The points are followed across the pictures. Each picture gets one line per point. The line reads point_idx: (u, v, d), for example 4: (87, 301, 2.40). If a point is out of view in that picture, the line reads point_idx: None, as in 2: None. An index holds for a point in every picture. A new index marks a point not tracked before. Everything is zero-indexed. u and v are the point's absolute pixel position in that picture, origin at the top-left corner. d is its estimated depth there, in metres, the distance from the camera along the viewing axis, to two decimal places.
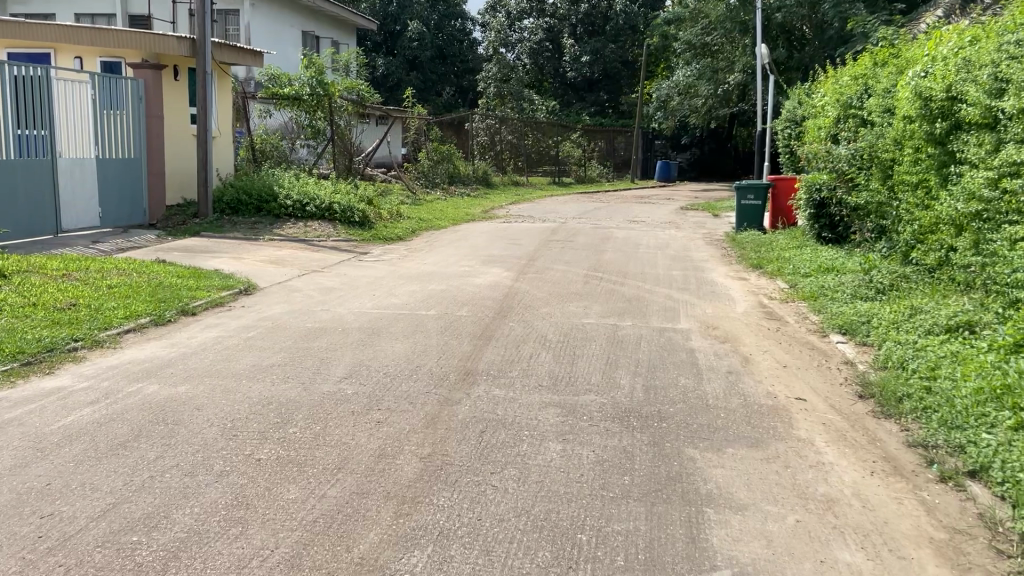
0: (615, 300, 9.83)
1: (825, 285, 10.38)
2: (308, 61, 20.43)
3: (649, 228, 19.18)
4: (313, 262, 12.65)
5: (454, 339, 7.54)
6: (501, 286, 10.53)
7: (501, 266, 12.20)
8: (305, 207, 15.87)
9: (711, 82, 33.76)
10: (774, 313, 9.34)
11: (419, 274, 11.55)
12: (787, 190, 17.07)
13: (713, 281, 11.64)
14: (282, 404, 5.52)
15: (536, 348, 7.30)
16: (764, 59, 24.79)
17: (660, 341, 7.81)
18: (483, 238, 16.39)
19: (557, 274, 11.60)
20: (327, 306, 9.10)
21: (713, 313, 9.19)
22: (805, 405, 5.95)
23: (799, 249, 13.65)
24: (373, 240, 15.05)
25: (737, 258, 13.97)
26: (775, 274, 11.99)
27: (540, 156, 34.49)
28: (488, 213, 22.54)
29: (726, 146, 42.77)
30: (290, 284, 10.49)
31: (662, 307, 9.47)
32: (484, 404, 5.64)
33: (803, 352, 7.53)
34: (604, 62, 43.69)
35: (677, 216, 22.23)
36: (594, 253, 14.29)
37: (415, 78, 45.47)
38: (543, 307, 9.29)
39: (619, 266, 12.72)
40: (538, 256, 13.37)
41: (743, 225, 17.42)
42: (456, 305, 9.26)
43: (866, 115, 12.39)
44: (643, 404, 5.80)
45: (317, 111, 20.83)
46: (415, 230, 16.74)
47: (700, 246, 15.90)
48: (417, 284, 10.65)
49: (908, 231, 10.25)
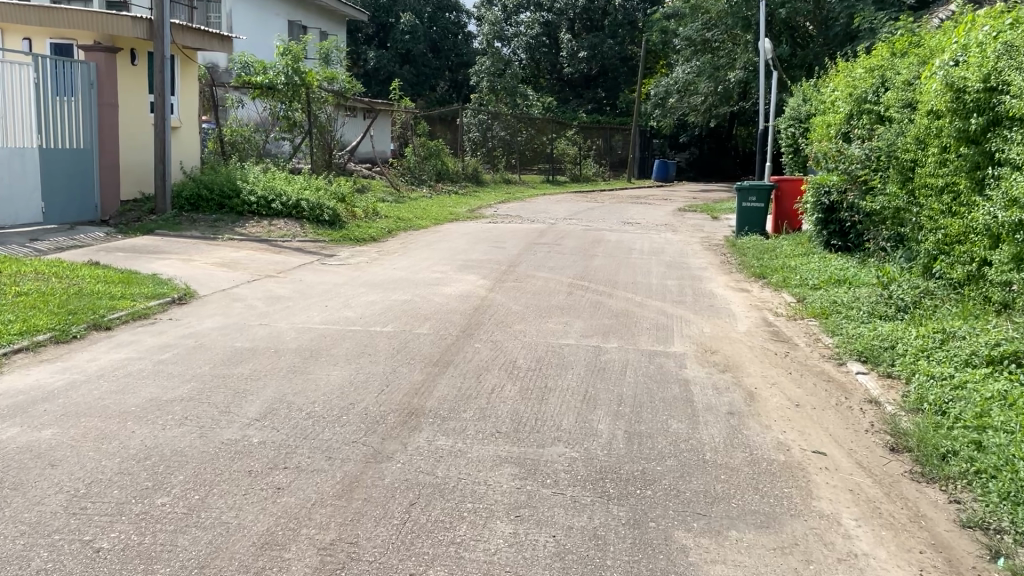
0: (600, 316, 8.66)
1: (838, 301, 9.21)
2: (284, 49, 19.22)
3: (644, 231, 18.03)
4: (270, 265, 11.46)
5: (404, 364, 6.37)
6: (473, 297, 9.38)
7: (477, 273, 11.03)
8: (271, 204, 14.67)
9: (711, 79, 32.55)
10: (780, 333, 8.18)
11: (385, 281, 10.39)
12: (792, 191, 15.98)
13: (711, 293, 10.47)
14: (163, 461, 4.33)
15: (500, 377, 6.12)
16: (767, 54, 23.63)
17: (648, 369, 6.64)
18: (464, 239, 15.24)
19: (538, 283, 10.43)
20: (267, 321, 7.91)
21: (712, 333, 8.02)
22: (827, 463, 4.77)
23: (806, 257, 12.48)
24: (343, 241, 13.88)
25: (738, 266, 12.80)
26: (780, 284, 10.83)
27: (534, 153, 33.36)
28: (474, 211, 21.38)
29: (726, 146, 41.70)
30: (235, 292, 9.34)
31: (652, 324, 8.30)
32: (422, 460, 4.46)
33: (817, 386, 6.35)
34: (601, 58, 42.50)
35: (674, 218, 21.07)
36: (581, 258, 13.14)
37: (408, 72, 44.33)
38: (517, 323, 8.12)
39: (607, 273, 11.57)
40: (520, 261, 12.21)
41: (744, 229, 16.21)
42: (417, 319, 8.10)
43: (883, 111, 11.24)
44: (623, 460, 4.61)
45: (294, 101, 19.62)
46: (390, 230, 15.55)
47: (698, 251, 14.75)
48: (379, 293, 9.48)
49: (931, 240, 9.09)
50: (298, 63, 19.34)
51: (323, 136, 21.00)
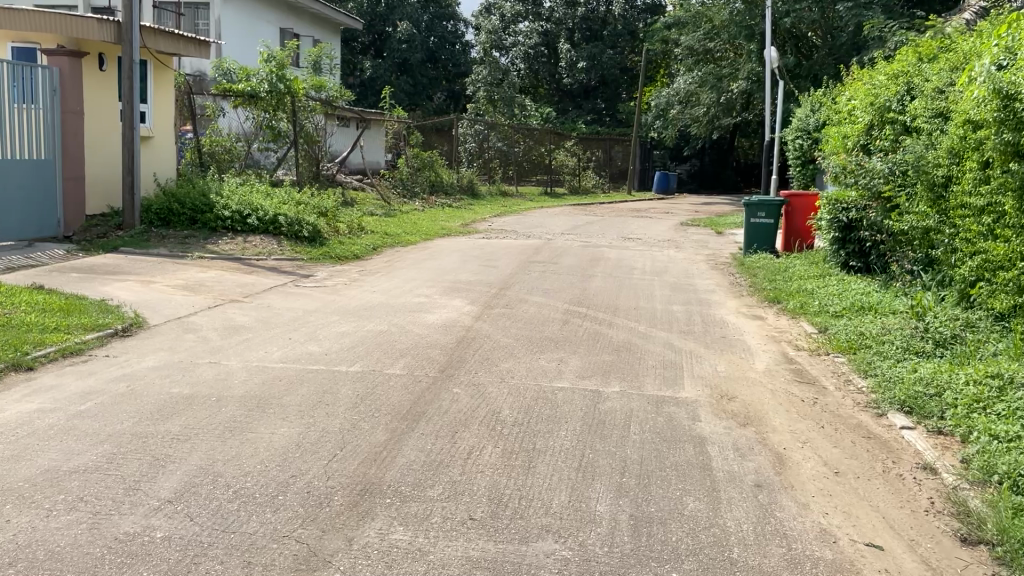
0: (599, 350, 7.66)
1: (865, 332, 8.25)
2: (269, 55, 18.32)
3: (645, 247, 17.06)
4: (238, 288, 10.48)
5: (365, 418, 5.35)
6: (456, 327, 8.41)
7: (465, 297, 10.07)
8: (246, 219, 13.68)
9: (714, 90, 31.64)
10: (804, 373, 7.19)
11: (361, 308, 9.43)
12: (803, 207, 15.05)
13: (722, 320, 9.50)
14: (31, 570, 3.36)
15: (479, 436, 5.12)
16: (773, 64, 22.75)
17: (654, 421, 5.64)
18: (454, 257, 14.29)
19: (531, 310, 9.44)
20: (219, 358, 6.92)
21: (728, 373, 7.02)
22: (886, 563, 3.77)
23: (823, 279, 11.52)
24: (322, 260, 12.90)
25: (749, 288, 11.81)
26: (798, 310, 9.86)
27: (531, 165, 32.43)
28: (467, 226, 20.42)
29: (728, 158, 40.94)
30: (191, 321, 8.39)
31: (658, 362, 7.30)
32: (369, 566, 3.46)
33: (857, 445, 5.35)
34: (601, 68, 41.59)
35: (676, 233, 20.12)
36: (579, 279, 12.17)
37: (404, 82, 43.47)
38: (504, 360, 7.11)
39: (607, 297, 10.60)
40: (512, 284, 11.22)
41: (753, 247, 15.23)
42: (390, 356, 7.09)
43: (909, 121, 10.31)
44: (628, 563, 3.61)
45: (278, 111, 18.69)
46: (376, 247, 14.57)
47: (704, 270, 13.76)
48: (351, 323, 8.47)
49: (970, 265, 8.14)
50: (283, 71, 18.41)
51: (309, 146, 20.05)
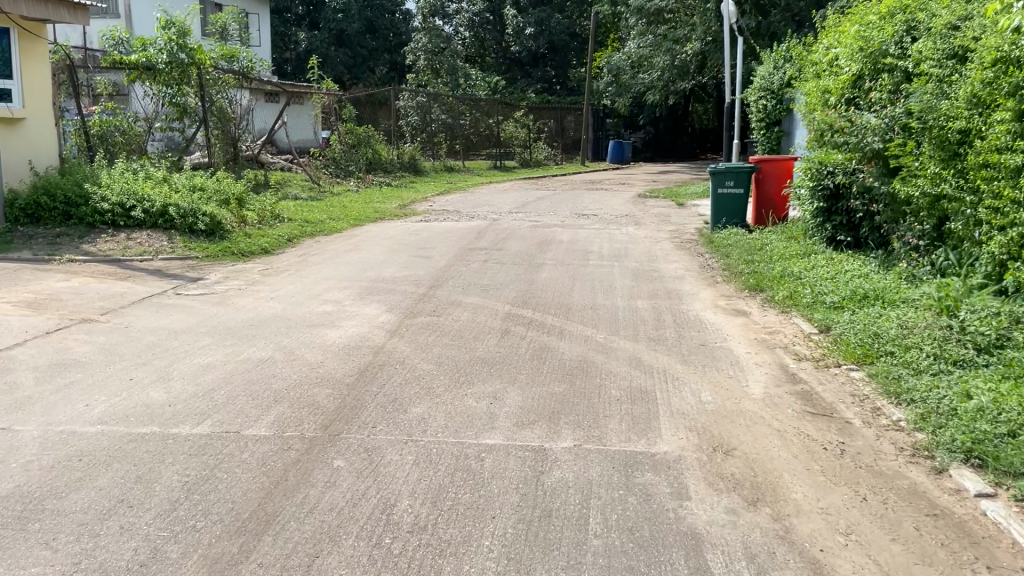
0: (546, 378, 5.79)
1: (881, 331, 6.55)
2: (166, 21, 16.12)
3: (602, 224, 15.24)
4: (100, 302, 8.40)
5: (179, 537, 3.47)
6: (363, 347, 6.51)
7: (383, 302, 8.15)
8: (131, 211, 11.44)
9: (668, 52, 29.79)
10: (815, 398, 5.45)
11: (248, 322, 7.47)
12: (775, 173, 13.32)
13: (698, 319, 7.73)
14: None
15: (352, 565, 3.27)
16: (731, 18, 20.69)
17: (625, 506, 3.81)
18: (383, 246, 12.36)
19: (461, 318, 7.54)
20: (11, 423, 4.88)
21: (718, 406, 5.22)
22: None
23: (810, 260, 9.83)
24: (221, 258, 10.83)
25: (724, 272, 10.08)
26: (788, 301, 8.15)
27: (479, 138, 30.41)
28: (405, 207, 18.39)
29: (682, 124, 39.84)
30: (11, 355, 6.37)
31: (624, 392, 5.48)
32: None
33: (927, 536, 3.61)
34: (549, 34, 39.42)
35: (635, 207, 18.33)
36: (525, 269, 10.33)
37: (342, 54, 40.88)
38: (418, 402, 5.23)
39: (557, 292, 8.79)
40: (445, 280, 9.35)
41: (722, 221, 13.50)
42: (257, 404, 5.15)
43: (912, 66, 8.60)
44: None
45: (184, 83, 16.44)
46: (291, 239, 12.54)
47: (669, 251, 12.02)
48: (224, 349, 6.49)
49: (1005, 240, 6.45)
50: (185, 39, 16.29)
51: (222, 124, 17.86)
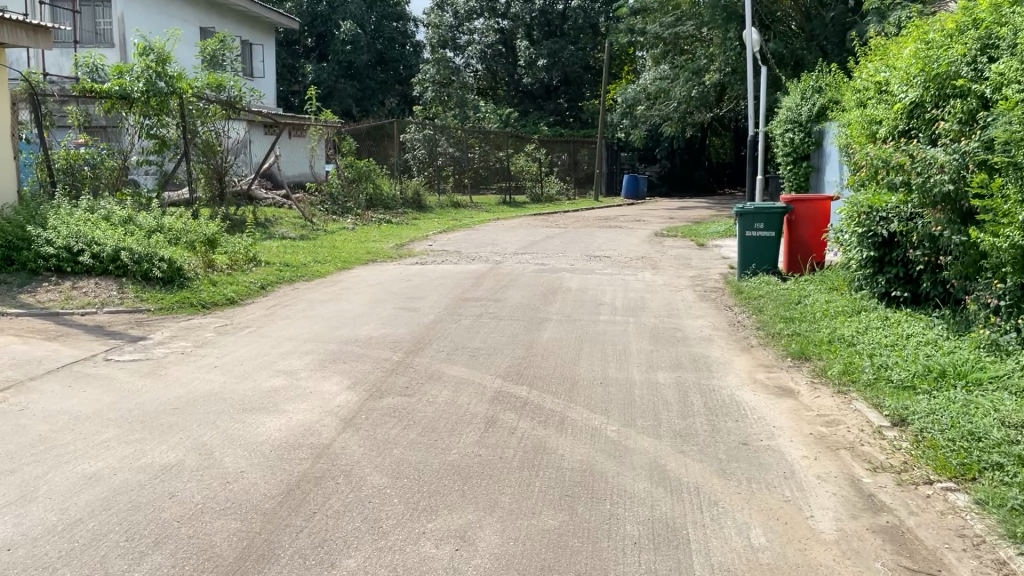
0: (536, 501, 4.27)
1: (979, 431, 5.03)
2: (144, 48, 14.99)
3: (616, 268, 13.79)
4: (10, 370, 6.98)
5: None
6: (303, 446, 5.03)
7: (346, 375, 6.69)
8: (79, 256, 10.01)
9: (685, 83, 28.43)
10: (909, 541, 3.93)
11: (172, 403, 6.02)
12: (811, 214, 11.80)
13: (734, 401, 6.20)
14: None
15: None
16: (754, 46, 19.36)
17: None
18: (367, 294, 10.94)
19: (439, 400, 6.03)
20: None
21: (779, 558, 3.71)
22: None
23: (861, 319, 8.32)
24: (176, 311, 9.44)
25: (759, 332, 8.58)
26: (842, 377, 6.64)
27: (489, 171, 29.07)
28: (402, 246, 17.02)
29: (699, 158, 38.44)
30: None
31: (644, 530, 3.96)
32: None
33: None
34: (562, 66, 38.29)
35: (651, 248, 16.86)
36: (524, 326, 8.84)
37: (350, 87, 39.87)
38: (355, 549, 3.73)
39: (560, 360, 7.29)
40: (426, 342, 7.90)
41: (751, 268, 11.99)
42: (125, 554, 3.66)
43: (990, 89, 7.16)
44: None
45: (165, 113, 15.36)
46: (264, 286, 11.15)
47: (691, 302, 10.54)
48: (123, 449, 5.01)
49: None
50: (164, 67, 15.20)
51: (207, 158, 16.60)
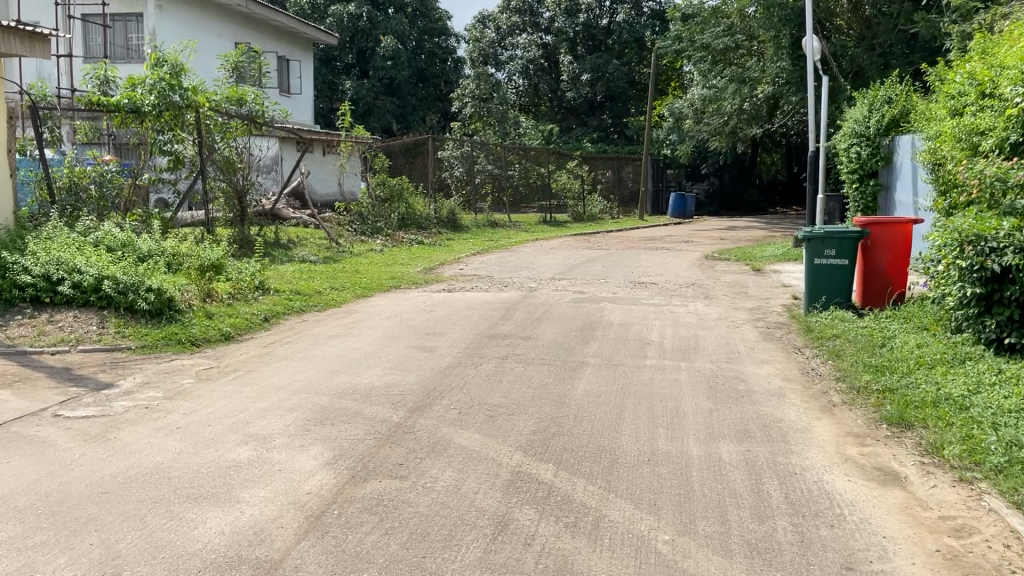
0: None
1: None
2: (158, 58, 14.06)
3: (663, 298, 12.32)
4: None
5: None
6: (240, 566, 3.72)
7: (328, 444, 5.38)
8: (59, 285, 8.94)
9: (736, 94, 26.79)
10: None
11: (103, 483, 4.78)
12: (891, 239, 10.25)
13: (825, 492, 4.73)
14: None
15: None
16: (815, 55, 17.80)
17: None
18: (381, 329, 9.66)
19: (439, 486, 4.67)
20: None
21: None
22: None
23: (970, 371, 6.77)
24: (160, 350, 8.29)
25: (840, 386, 7.07)
26: (964, 459, 5.13)
27: (529, 189, 27.66)
28: (431, 270, 15.75)
29: (750, 175, 36.68)
30: None
31: None
32: None
33: None
34: (607, 81, 36.90)
35: (703, 273, 15.34)
36: (556, 374, 7.47)
37: (391, 103, 38.98)
38: None
39: (598, 425, 5.88)
40: (436, 398, 6.55)
41: (820, 301, 10.43)
42: None
43: None
44: None
45: (179, 129, 14.38)
46: (268, 318, 9.96)
47: (752, 342, 9.06)
48: (8, 564, 3.78)
49: None
50: (179, 79, 14.21)
51: (228, 176, 15.45)
